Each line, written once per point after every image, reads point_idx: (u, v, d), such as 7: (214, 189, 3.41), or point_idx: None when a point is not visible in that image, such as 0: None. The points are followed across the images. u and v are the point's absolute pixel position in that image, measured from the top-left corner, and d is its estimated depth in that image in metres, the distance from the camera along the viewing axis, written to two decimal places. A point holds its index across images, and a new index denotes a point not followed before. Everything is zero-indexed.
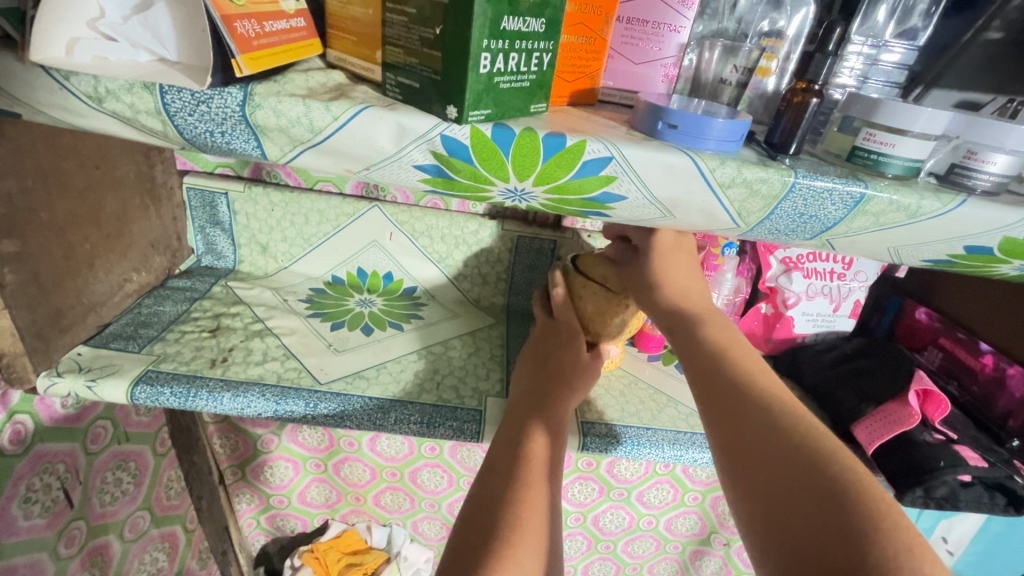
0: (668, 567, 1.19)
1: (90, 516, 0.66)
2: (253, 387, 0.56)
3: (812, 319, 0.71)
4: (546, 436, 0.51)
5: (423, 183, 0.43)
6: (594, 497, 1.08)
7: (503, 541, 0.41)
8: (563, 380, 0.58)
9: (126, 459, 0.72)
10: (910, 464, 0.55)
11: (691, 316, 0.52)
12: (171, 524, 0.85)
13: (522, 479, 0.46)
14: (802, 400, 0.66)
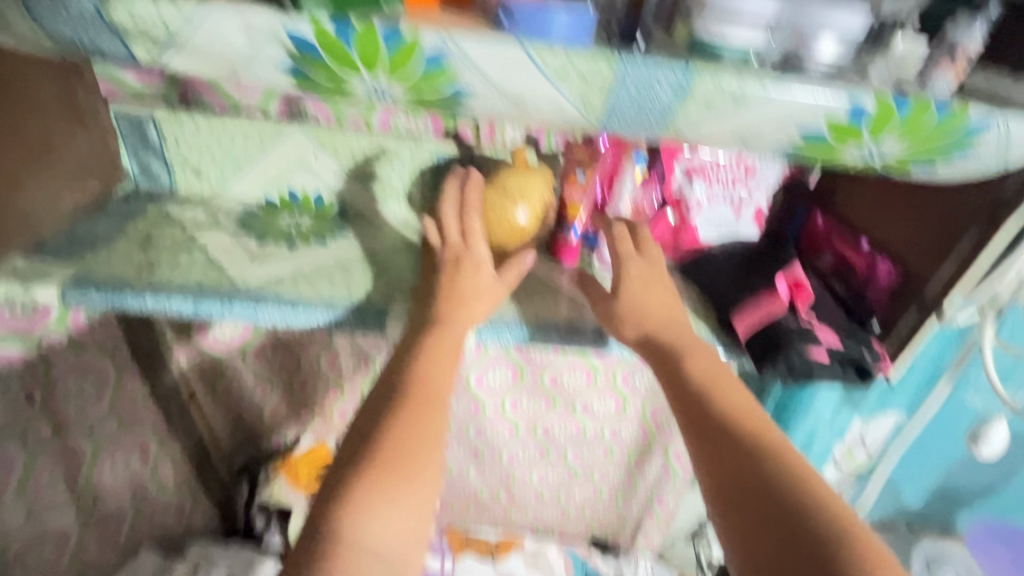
0: (616, 473, 1.31)
1: (57, 415, 0.76)
2: (172, 289, 0.61)
3: (715, 226, 0.76)
4: (441, 368, 0.57)
5: (291, 85, 0.46)
6: (542, 408, 1.18)
7: (382, 478, 0.49)
8: (460, 305, 0.61)
9: (87, 369, 0.79)
10: (770, 343, 0.61)
11: (676, 352, 0.61)
12: (142, 434, 0.93)
13: (409, 414, 0.53)
14: (695, 299, 0.71)
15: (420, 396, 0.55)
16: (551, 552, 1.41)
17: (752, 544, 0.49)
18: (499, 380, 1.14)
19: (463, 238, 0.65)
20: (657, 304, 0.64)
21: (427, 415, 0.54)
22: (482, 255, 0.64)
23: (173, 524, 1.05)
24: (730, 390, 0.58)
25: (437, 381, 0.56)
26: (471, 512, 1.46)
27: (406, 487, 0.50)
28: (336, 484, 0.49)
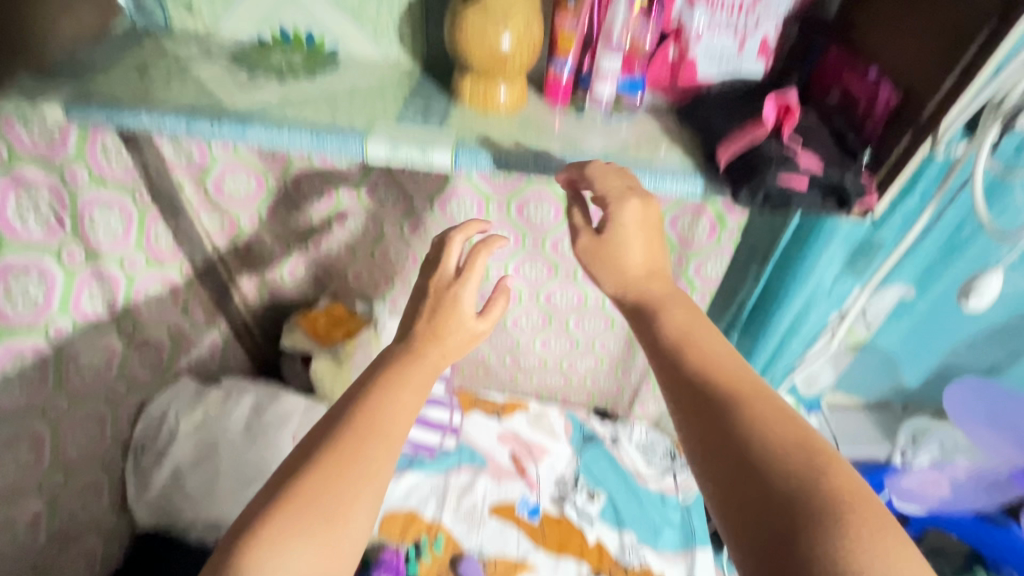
0: (616, 343, 1.38)
1: (86, 241, 0.83)
2: (165, 109, 0.64)
3: (715, 60, 0.72)
4: (398, 412, 0.56)
5: None
6: (544, 276, 1.22)
7: (304, 505, 0.48)
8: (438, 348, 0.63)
9: (110, 203, 0.86)
10: (749, 165, 0.60)
11: (651, 304, 0.58)
12: (169, 271, 1.02)
13: (351, 449, 0.52)
14: (683, 135, 0.70)
15: (366, 430, 0.54)
16: (553, 414, 1.52)
17: (720, 495, 0.46)
18: (500, 244, 1.16)
19: (458, 275, 0.67)
20: (639, 255, 0.60)
21: (369, 451, 0.53)
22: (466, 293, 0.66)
23: (207, 359, 1.19)
24: (705, 340, 0.55)
25: (388, 420, 0.56)
26: (480, 377, 1.57)
27: (332, 518, 0.48)
28: (248, 521, 0.48)
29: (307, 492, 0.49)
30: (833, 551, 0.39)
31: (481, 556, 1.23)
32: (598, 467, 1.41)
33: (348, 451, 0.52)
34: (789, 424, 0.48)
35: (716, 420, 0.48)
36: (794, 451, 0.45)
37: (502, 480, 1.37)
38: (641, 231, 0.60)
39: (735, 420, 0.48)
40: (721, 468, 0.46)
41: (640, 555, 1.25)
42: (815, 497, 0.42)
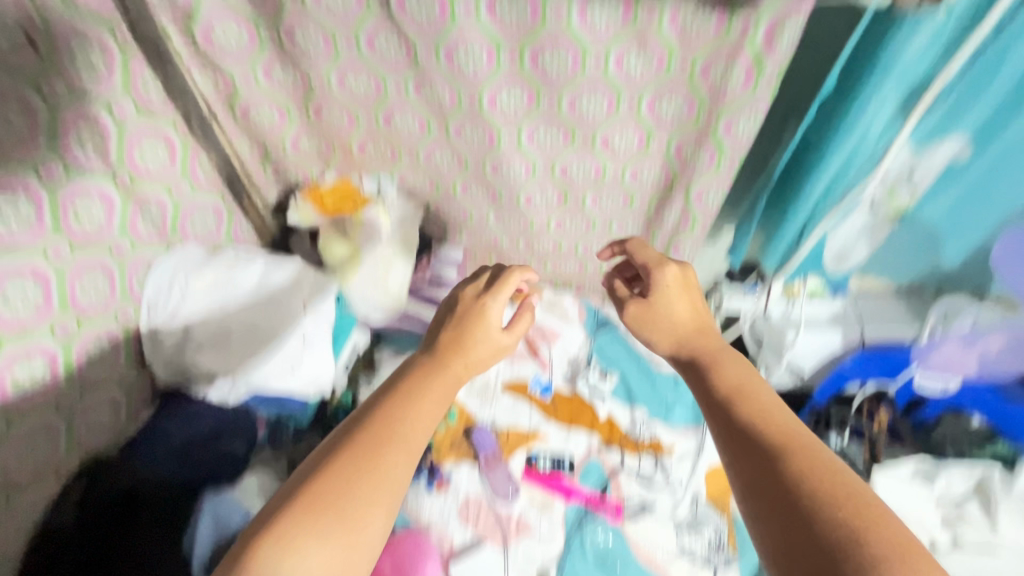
0: (636, 224, 1.31)
1: (65, 72, 0.81)
2: None
3: None
4: (414, 427, 0.75)
5: None
6: (560, 143, 1.13)
7: (321, 514, 0.62)
8: (469, 336, 0.88)
9: (82, 32, 0.82)
10: None
11: (704, 365, 0.85)
12: (161, 125, 0.99)
13: (368, 460, 0.68)
14: None
15: (381, 447, 0.70)
16: (567, 301, 1.50)
17: (762, 518, 0.64)
18: (513, 103, 1.06)
19: (489, 287, 0.95)
20: (684, 316, 0.92)
21: (384, 455, 0.69)
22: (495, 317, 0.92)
23: (214, 231, 1.15)
24: (754, 404, 0.75)
25: (400, 437, 0.72)
26: None
27: (326, 515, 0.62)
28: (268, 518, 0.63)
29: (326, 495, 0.64)
30: (837, 522, 0.59)
31: (493, 428, 1.24)
32: (611, 350, 1.40)
33: (366, 465, 0.67)
34: (818, 466, 0.65)
35: (750, 445, 0.70)
36: (806, 462, 0.67)
37: (514, 361, 1.37)
38: (677, 283, 0.94)
39: (765, 444, 0.70)
40: (753, 475, 0.68)
41: (651, 429, 1.26)
42: (847, 528, 0.59)
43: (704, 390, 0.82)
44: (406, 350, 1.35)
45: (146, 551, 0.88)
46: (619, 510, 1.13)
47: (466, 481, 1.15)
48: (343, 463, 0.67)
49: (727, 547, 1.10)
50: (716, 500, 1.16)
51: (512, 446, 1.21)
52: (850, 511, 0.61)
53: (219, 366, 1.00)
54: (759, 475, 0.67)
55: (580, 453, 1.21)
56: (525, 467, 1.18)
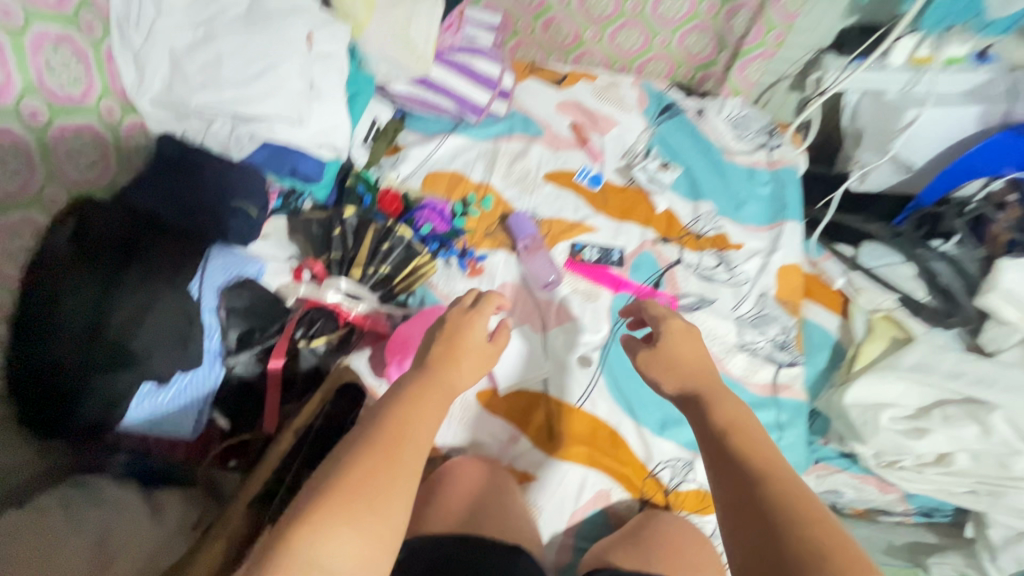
0: None
1: None
2: None
3: None
4: (423, 417, 0.53)
5: None
6: None
7: (358, 490, 0.45)
8: (450, 349, 0.61)
9: None
10: None
11: (703, 396, 0.59)
12: None
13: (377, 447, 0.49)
14: None
15: (399, 438, 0.50)
16: (624, 86, 1.25)
17: None
18: None
19: (475, 304, 0.66)
20: (691, 355, 0.63)
21: (403, 454, 0.49)
22: (479, 337, 0.63)
23: None
24: (759, 439, 0.54)
25: (413, 428, 0.52)
26: (538, 38, 1.29)
27: (354, 508, 0.45)
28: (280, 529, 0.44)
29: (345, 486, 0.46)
30: (809, 552, 0.43)
31: (534, 216, 1.09)
32: (674, 140, 1.18)
33: (388, 450, 0.49)
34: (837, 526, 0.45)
35: (724, 463, 0.53)
36: (812, 510, 0.47)
37: (560, 150, 1.17)
38: (683, 339, 0.64)
39: (747, 460, 0.52)
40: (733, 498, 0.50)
41: (717, 224, 1.08)
42: None
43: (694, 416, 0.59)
44: (435, 133, 1.18)
45: (158, 286, 0.73)
46: (673, 303, 1.00)
47: (502, 269, 1.03)
48: (364, 444, 0.49)
49: (794, 346, 0.98)
50: (785, 300, 1.02)
51: (557, 235, 1.07)
52: (825, 529, 0.45)
53: (209, 102, 0.83)
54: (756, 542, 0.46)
55: (632, 246, 1.06)
56: (568, 257, 1.04)
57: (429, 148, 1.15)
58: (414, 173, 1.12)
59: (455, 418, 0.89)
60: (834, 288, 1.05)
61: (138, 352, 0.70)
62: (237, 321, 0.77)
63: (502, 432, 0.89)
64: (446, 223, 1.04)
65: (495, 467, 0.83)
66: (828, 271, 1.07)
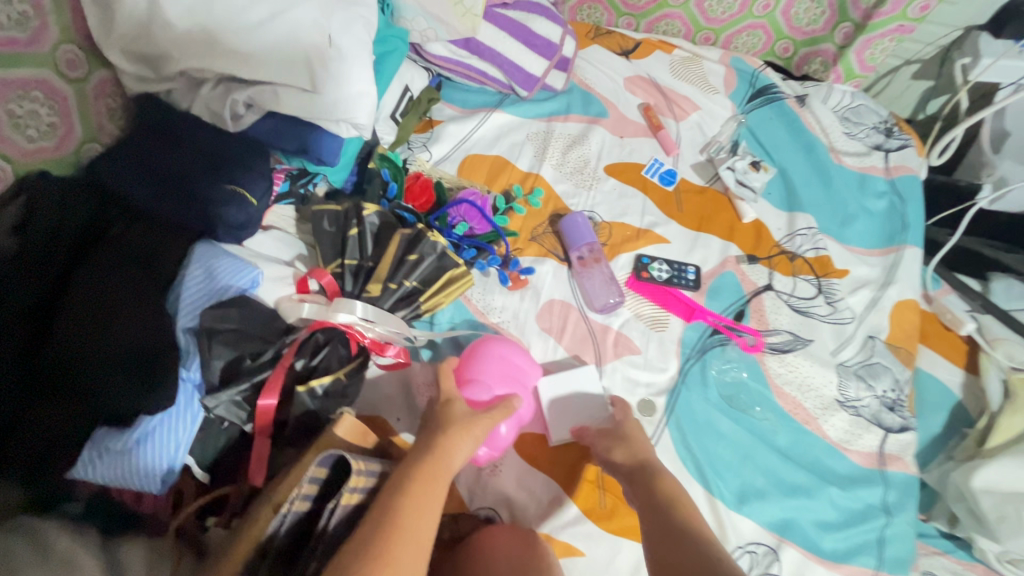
0: None
1: None
2: None
3: None
4: (420, 510, 0.50)
5: None
6: None
7: None
8: (453, 431, 0.58)
9: None
10: None
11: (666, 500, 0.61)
12: None
13: (378, 554, 0.45)
14: None
15: (403, 538, 0.47)
16: (707, 62, 1.03)
17: None
18: None
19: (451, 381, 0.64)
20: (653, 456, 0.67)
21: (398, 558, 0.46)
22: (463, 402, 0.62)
23: None
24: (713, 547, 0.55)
25: (410, 523, 0.49)
26: None
27: None
28: None
29: None
30: None
31: (592, 218, 0.90)
32: (767, 133, 0.96)
33: (388, 549, 0.46)
34: None
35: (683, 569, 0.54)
36: None
37: (626, 137, 0.97)
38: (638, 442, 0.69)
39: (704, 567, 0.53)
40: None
41: (819, 243, 0.87)
42: None
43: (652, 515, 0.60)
44: (477, 108, 0.98)
45: (119, 291, 0.57)
46: (760, 342, 0.81)
47: (550, 282, 0.84)
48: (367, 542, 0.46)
49: (906, 407, 0.79)
50: (897, 346, 0.83)
51: (618, 244, 0.88)
52: None
53: (200, 59, 0.65)
54: None
55: (709, 265, 0.87)
56: (631, 274, 0.86)
57: (467, 126, 0.95)
58: (448, 156, 0.93)
59: (486, 467, 0.73)
60: (959, 333, 0.85)
61: (82, 378, 0.53)
62: (222, 346, 0.60)
63: (542, 491, 0.72)
64: (486, 222, 0.85)
65: (527, 533, 0.67)
66: (951, 310, 0.86)
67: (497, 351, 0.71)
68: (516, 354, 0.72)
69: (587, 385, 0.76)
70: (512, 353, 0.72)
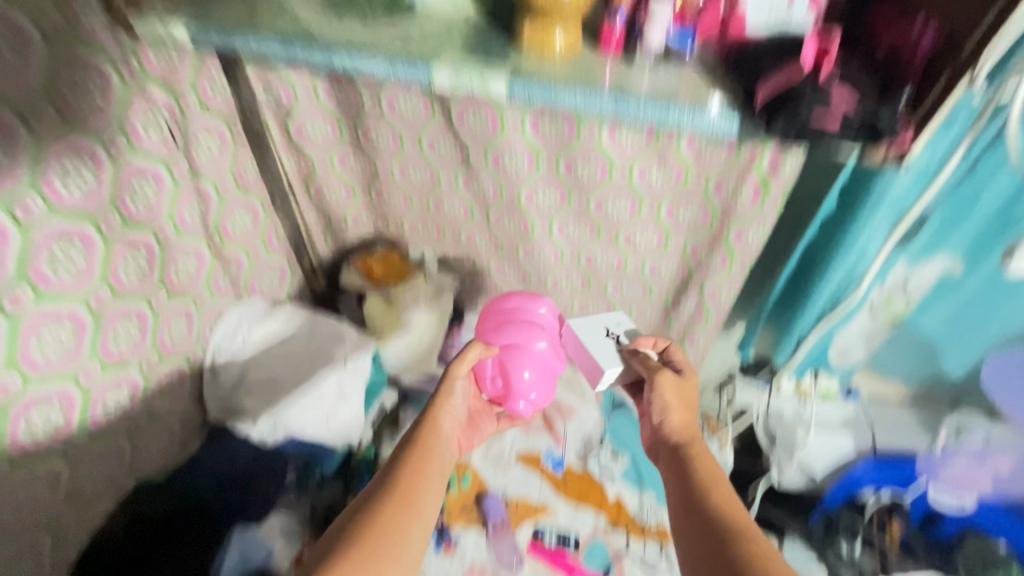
0: (654, 314, 1.38)
1: (175, 167, 0.93)
2: (235, 33, 0.75)
3: (766, 12, 0.76)
4: (428, 466, 0.84)
5: (483, 84, 0.75)
6: (586, 235, 1.26)
7: (392, 522, 0.75)
8: (438, 403, 0.94)
9: (157, 106, 0.87)
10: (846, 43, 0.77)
11: (683, 456, 0.86)
12: (250, 198, 1.15)
13: (405, 490, 0.80)
14: (712, 69, 0.78)
15: (419, 486, 0.81)
16: (585, 381, 1.52)
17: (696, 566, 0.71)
18: (548, 201, 1.21)
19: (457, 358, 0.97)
20: (679, 415, 0.92)
21: (415, 498, 0.79)
22: (458, 371, 0.96)
23: (274, 288, 1.31)
24: (719, 493, 0.79)
25: (425, 476, 0.83)
26: None
27: (390, 537, 0.73)
28: (343, 543, 0.72)
29: (389, 513, 0.76)
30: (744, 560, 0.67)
31: (504, 497, 1.29)
32: (625, 432, 1.42)
33: (409, 495, 0.79)
34: (753, 545, 0.69)
35: (694, 505, 0.78)
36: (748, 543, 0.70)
37: (530, 433, 1.41)
38: (672, 391, 0.93)
39: (710, 508, 0.76)
40: (701, 533, 0.74)
41: (659, 514, 1.28)
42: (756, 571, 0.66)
43: (677, 469, 0.85)
44: None
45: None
46: None
47: (472, 546, 1.21)
48: (400, 486, 0.80)
49: None
50: None
51: (521, 516, 1.26)
52: (745, 545, 0.69)
53: (264, 410, 1.12)
54: (695, 548, 0.73)
55: (586, 532, 1.25)
56: (530, 540, 1.23)
57: None
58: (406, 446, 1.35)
59: None
60: None
61: None
62: None
63: None
64: None
65: None
66: None
67: (494, 310, 1.11)
68: (507, 305, 1.10)
69: (595, 336, 1.06)
70: (504, 304, 1.10)
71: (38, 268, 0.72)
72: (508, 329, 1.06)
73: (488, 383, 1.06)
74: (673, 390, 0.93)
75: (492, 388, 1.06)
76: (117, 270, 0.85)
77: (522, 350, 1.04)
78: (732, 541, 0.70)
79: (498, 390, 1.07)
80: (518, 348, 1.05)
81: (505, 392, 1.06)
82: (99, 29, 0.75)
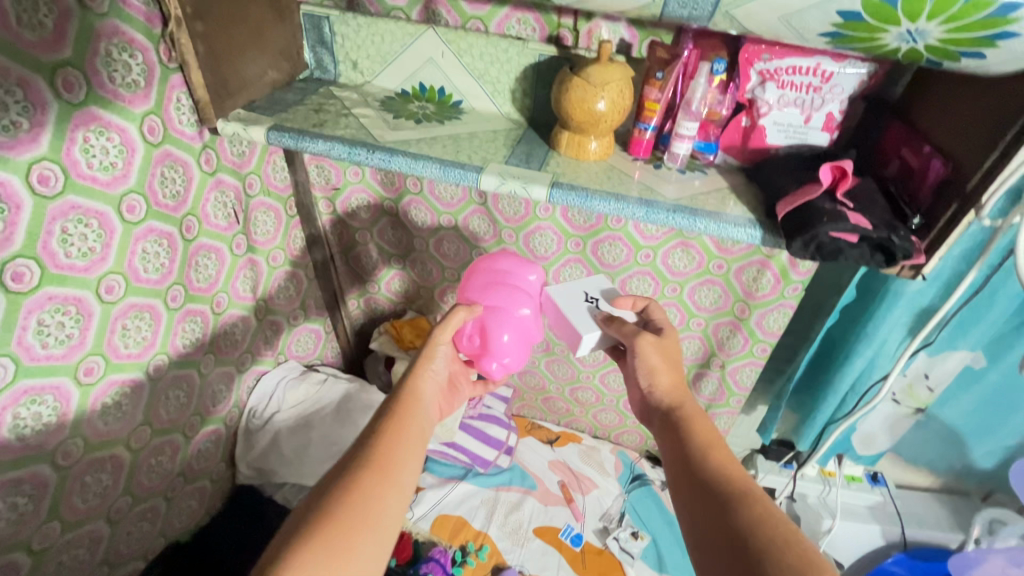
0: None
1: (235, 245, 1.01)
2: (308, 137, 0.85)
3: (784, 130, 0.83)
4: (397, 438, 0.72)
5: (522, 187, 0.79)
6: None
7: (352, 508, 0.62)
8: (417, 372, 0.83)
9: (225, 189, 0.95)
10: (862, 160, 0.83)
11: (679, 418, 0.75)
12: (294, 268, 1.23)
13: (367, 465, 0.68)
14: (737, 180, 0.85)
15: (388, 464, 0.69)
16: (603, 450, 1.56)
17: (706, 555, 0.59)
18: (574, 278, 1.27)
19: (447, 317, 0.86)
20: (668, 371, 0.79)
21: (378, 479, 0.66)
22: (440, 338, 0.85)
23: (310, 350, 1.36)
24: (723, 460, 0.68)
25: (390, 447, 0.71)
26: (539, 405, 1.61)
27: (350, 525, 0.61)
28: (293, 532, 0.60)
29: (348, 498, 0.63)
30: (765, 539, 0.56)
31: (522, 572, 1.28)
32: (643, 508, 1.43)
33: (376, 471, 0.67)
34: (774, 517, 0.58)
35: (694, 478, 0.66)
36: (762, 512, 0.59)
37: (549, 504, 1.41)
38: (654, 351, 0.79)
39: (714, 479, 0.65)
40: (706, 507, 0.63)
41: None
42: (778, 549, 0.54)
43: (672, 435, 0.73)
44: (449, 477, 1.44)
45: None
46: None
47: None
48: (363, 465, 0.67)
49: None
50: None
51: None
52: (762, 518, 0.58)
53: (295, 474, 1.14)
54: (703, 534, 0.61)
55: None
56: None
57: (441, 492, 1.41)
58: (425, 514, 1.36)
59: None
60: None
61: None
62: None
63: None
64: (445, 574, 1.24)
65: None
66: None
67: (486, 266, 0.95)
68: (498, 264, 0.95)
69: (573, 303, 0.90)
70: (492, 265, 0.95)
71: (112, 340, 0.79)
72: (496, 290, 0.92)
73: (465, 342, 0.89)
74: (658, 347, 0.80)
75: (467, 347, 0.90)
76: (175, 339, 0.91)
77: (503, 314, 0.90)
78: (751, 514, 0.59)
79: (475, 350, 0.90)
80: (501, 312, 0.90)
81: (482, 351, 0.89)
82: (186, 130, 0.84)
